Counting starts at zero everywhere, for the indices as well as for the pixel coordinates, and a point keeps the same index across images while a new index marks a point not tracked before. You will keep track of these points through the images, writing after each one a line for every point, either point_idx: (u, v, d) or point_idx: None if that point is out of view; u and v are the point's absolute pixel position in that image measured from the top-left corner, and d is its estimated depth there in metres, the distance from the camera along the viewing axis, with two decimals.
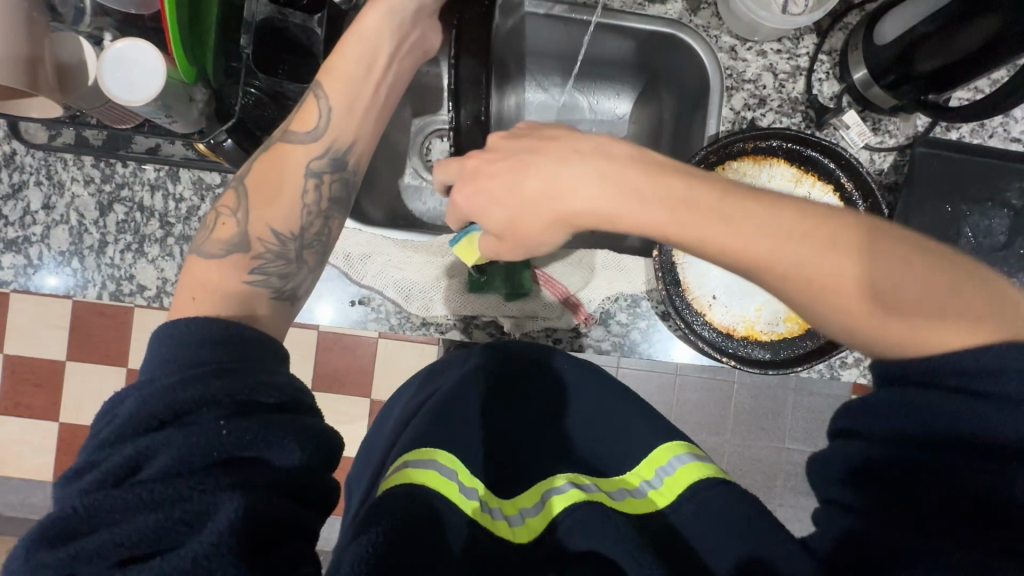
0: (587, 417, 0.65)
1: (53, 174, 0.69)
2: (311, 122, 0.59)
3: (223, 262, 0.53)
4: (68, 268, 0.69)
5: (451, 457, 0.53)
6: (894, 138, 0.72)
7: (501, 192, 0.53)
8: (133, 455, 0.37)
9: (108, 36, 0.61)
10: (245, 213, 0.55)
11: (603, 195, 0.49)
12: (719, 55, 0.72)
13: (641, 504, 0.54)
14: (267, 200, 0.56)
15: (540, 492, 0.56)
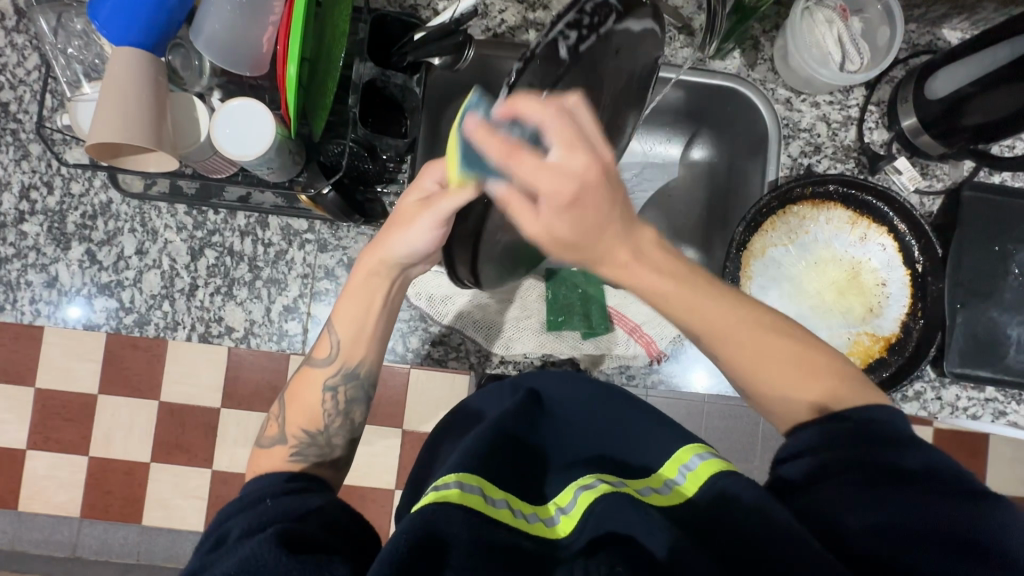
0: (598, 426, 0.62)
1: (147, 221, 0.72)
2: (423, 235, 0.55)
3: (300, 417, 0.59)
4: (159, 311, 0.72)
5: (472, 475, 0.49)
6: (941, 182, 0.77)
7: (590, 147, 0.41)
8: (217, 536, 0.46)
9: (217, 95, 0.65)
10: (286, 403, 0.60)
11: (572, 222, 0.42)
12: (776, 106, 0.77)
13: (670, 496, 0.48)
14: (267, 453, 0.58)
15: (572, 492, 0.52)
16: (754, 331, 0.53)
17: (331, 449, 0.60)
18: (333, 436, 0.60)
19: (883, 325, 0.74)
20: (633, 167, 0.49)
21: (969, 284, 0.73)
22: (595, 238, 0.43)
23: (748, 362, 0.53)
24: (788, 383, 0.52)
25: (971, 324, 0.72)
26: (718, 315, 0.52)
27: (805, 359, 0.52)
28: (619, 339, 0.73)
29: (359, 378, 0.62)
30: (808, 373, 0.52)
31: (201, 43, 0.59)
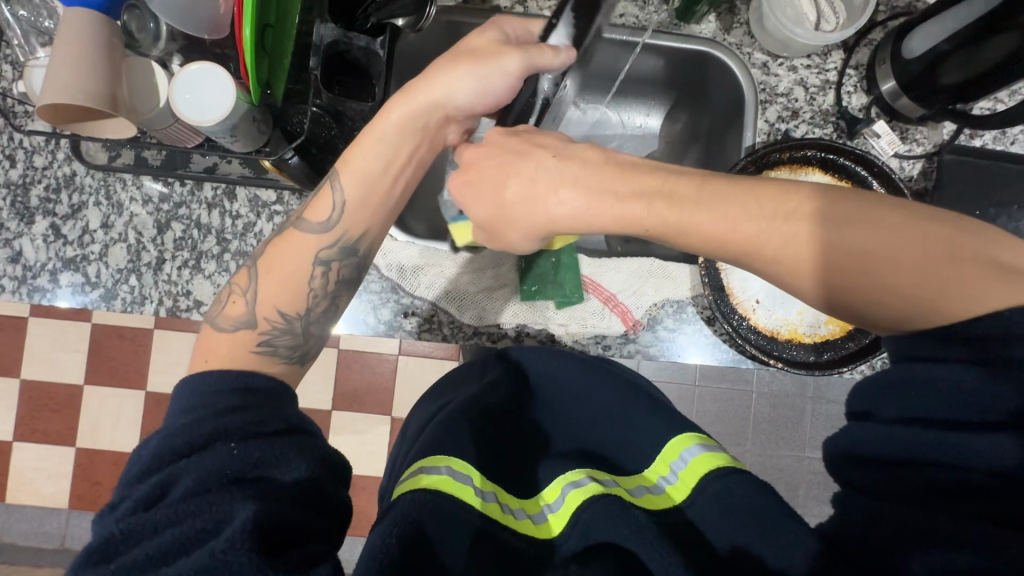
0: (586, 412, 0.61)
1: (112, 194, 0.71)
2: (500, 76, 0.60)
3: (288, 291, 0.56)
4: (126, 286, 0.70)
5: (466, 461, 0.48)
6: (921, 146, 0.75)
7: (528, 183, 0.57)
8: (158, 483, 0.40)
9: (176, 60, 0.63)
10: (276, 271, 0.56)
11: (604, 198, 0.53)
12: (753, 70, 0.75)
13: (662, 500, 0.47)
14: (221, 341, 0.54)
15: (560, 487, 0.51)
16: (828, 214, 0.44)
17: (305, 340, 0.57)
18: (309, 323, 0.57)
19: None
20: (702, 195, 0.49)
21: None
22: (687, 201, 0.49)
23: (848, 256, 0.43)
24: (958, 293, 0.39)
25: None
26: (837, 239, 0.43)
27: (920, 234, 0.41)
28: (595, 308, 0.72)
29: (356, 255, 0.60)
30: (929, 273, 0.40)
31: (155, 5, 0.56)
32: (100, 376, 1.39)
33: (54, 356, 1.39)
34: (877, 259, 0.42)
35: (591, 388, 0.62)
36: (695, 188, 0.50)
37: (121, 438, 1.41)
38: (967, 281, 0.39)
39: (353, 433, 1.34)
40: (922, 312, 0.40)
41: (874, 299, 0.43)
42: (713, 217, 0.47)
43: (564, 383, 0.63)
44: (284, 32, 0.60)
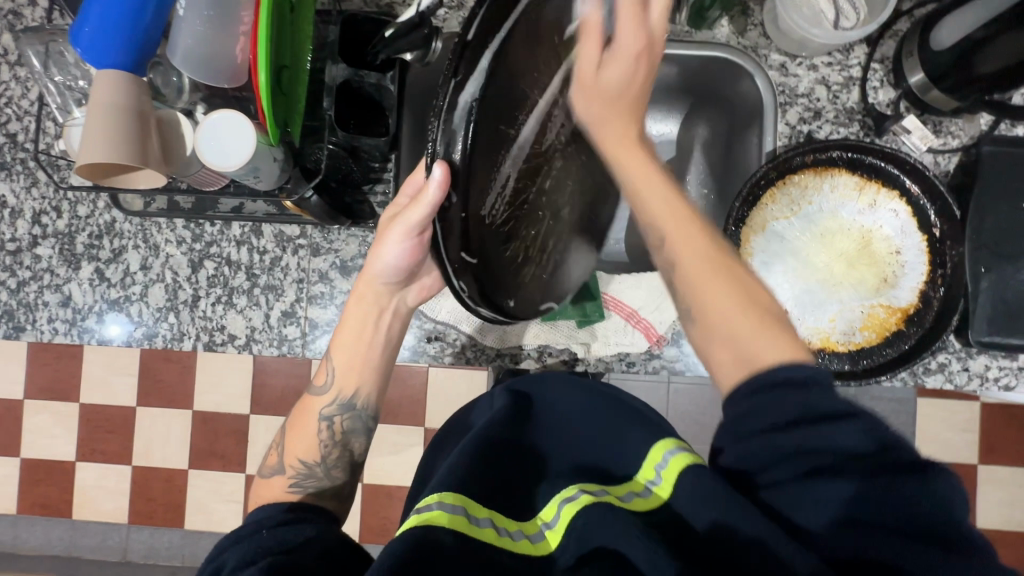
0: (591, 433, 0.60)
1: (149, 237, 0.75)
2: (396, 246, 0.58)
3: (368, 376, 0.63)
4: (165, 323, 0.74)
5: (455, 492, 0.48)
6: (958, 139, 0.72)
7: (598, 94, 0.53)
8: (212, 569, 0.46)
9: (201, 109, 0.66)
10: (362, 337, 0.63)
11: (592, 113, 0.53)
12: (770, 73, 0.73)
13: (650, 501, 0.49)
14: (302, 433, 0.61)
15: (555, 505, 0.52)
16: (706, 270, 0.51)
17: (330, 481, 0.61)
18: (331, 468, 0.61)
19: (900, 296, 0.70)
20: (621, 111, 0.54)
21: (994, 246, 0.69)
22: (621, 102, 0.54)
23: (700, 303, 0.50)
24: (764, 340, 0.47)
25: (999, 288, 0.69)
26: (694, 244, 0.51)
27: (751, 295, 0.50)
28: (617, 325, 0.71)
29: (356, 408, 0.62)
30: (759, 322, 0.48)
31: (177, 59, 0.59)
32: (150, 397, 1.47)
33: (108, 380, 1.47)
34: (738, 334, 0.48)
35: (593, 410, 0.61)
36: (595, 111, 0.53)
37: (172, 456, 1.48)
38: (763, 345, 0.47)
39: (390, 444, 1.38)
40: (744, 346, 0.48)
41: (736, 290, 0.50)
42: (631, 175, 0.53)
43: (566, 406, 0.62)
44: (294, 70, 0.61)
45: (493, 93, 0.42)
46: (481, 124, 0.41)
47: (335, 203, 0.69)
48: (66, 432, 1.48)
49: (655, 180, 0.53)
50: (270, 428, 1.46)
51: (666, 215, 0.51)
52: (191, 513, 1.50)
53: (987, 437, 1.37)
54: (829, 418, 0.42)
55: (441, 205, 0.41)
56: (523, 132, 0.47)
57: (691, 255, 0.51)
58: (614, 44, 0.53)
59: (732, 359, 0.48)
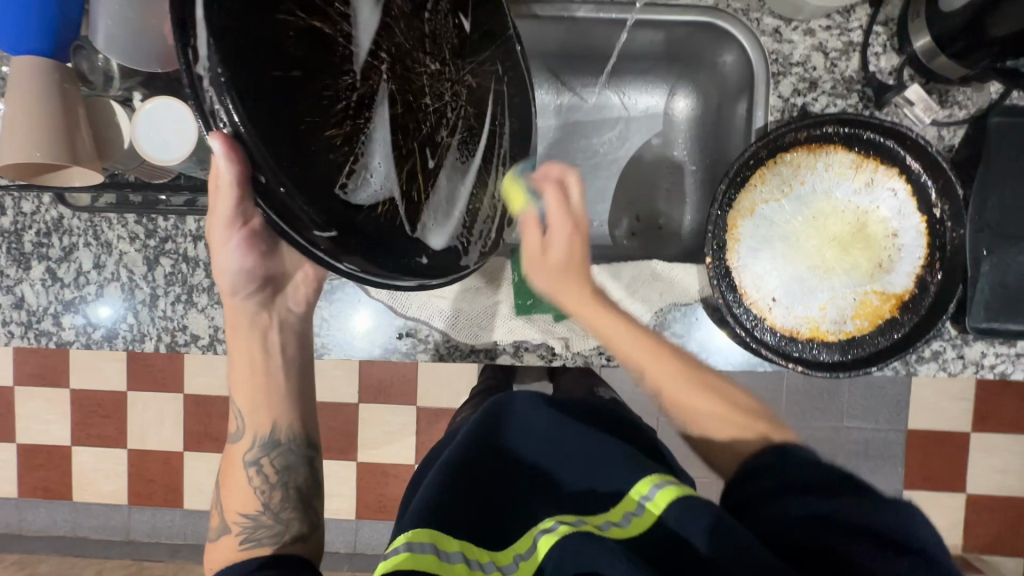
0: (559, 454, 0.57)
1: (100, 234, 0.70)
2: (229, 254, 0.50)
3: (284, 412, 0.60)
4: (124, 325, 0.71)
5: (423, 529, 0.48)
6: (964, 110, 0.66)
7: (543, 267, 0.63)
8: None
9: (139, 96, 0.60)
10: (256, 372, 0.59)
11: (548, 281, 0.63)
12: (762, 39, 0.67)
13: (630, 530, 0.46)
14: (234, 486, 0.59)
15: (532, 536, 0.49)
16: (647, 353, 0.61)
17: (284, 526, 0.59)
18: (280, 512, 0.59)
19: (895, 282, 0.66)
20: (569, 263, 0.63)
21: (998, 226, 0.65)
22: (571, 275, 0.63)
23: (630, 365, 0.61)
24: (684, 388, 0.60)
25: (1001, 272, 0.65)
26: (603, 322, 0.62)
27: (690, 376, 0.61)
28: None
29: (281, 444, 0.60)
30: (698, 386, 0.60)
31: (100, 44, 0.53)
32: (141, 382, 1.46)
33: (97, 366, 1.46)
34: (651, 375, 0.61)
35: (557, 437, 0.59)
36: (562, 244, 0.62)
37: (168, 439, 1.48)
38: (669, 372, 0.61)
39: (382, 425, 1.37)
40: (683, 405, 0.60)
41: (661, 368, 0.61)
42: (568, 281, 0.63)
43: (534, 425, 0.61)
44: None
45: (240, 17, 0.34)
46: (246, 68, 0.34)
47: None
48: (60, 418, 1.48)
49: (610, 316, 0.62)
50: None
51: (578, 304, 0.62)
52: (190, 494, 1.50)
53: (982, 404, 1.36)
54: (768, 466, 0.49)
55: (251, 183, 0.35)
56: (572, 207, 0.63)
57: (632, 357, 0.61)
58: (551, 231, 0.62)
59: (680, 410, 0.60)
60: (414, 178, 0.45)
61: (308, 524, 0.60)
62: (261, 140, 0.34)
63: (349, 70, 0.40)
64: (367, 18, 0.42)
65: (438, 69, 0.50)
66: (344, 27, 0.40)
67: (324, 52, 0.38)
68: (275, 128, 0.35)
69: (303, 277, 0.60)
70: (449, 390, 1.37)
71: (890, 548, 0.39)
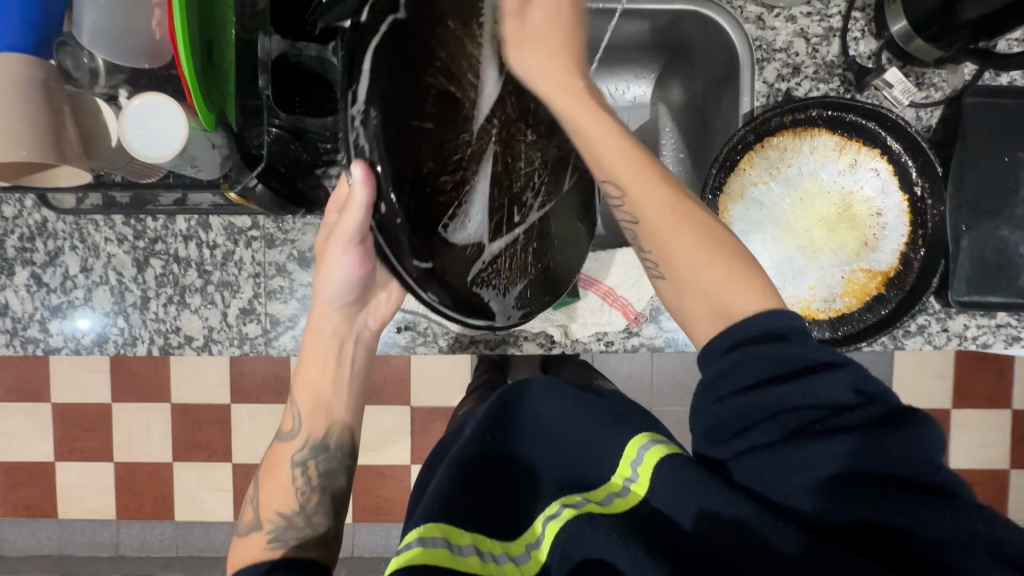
0: (568, 441, 0.59)
1: (87, 236, 0.69)
2: (345, 266, 0.54)
3: (338, 413, 0.62)
4: (115, 328, 0.69)
5: (435, 524, 0.51)
6: (940, 91, 0.69)
7: (531, 41, 0.50)
8: None
9: (123, 92, 0.59)
10: (327, 375, 0.60)
11: (540, 66, 0.51)
12: (746, 26, 0.68)
13: (627, 501, 0.50)
14: (276, 483, 0.60)
15: (539, 524, 0.54)
16: (668, 217, 0.52)
17: (312, 530, 0.59)
18: (313, 514, 0.59)
19: (880, 259, 0.69)
20: (560, 62, 0.52)
21: (975, 203, 0.68)
22: (560, 75, 0.52)
23: (659, 247, 0.52)
24: (714, 272, 0.51)
25: (979, 247, 0.67)
26: (655, 193, 0.52)
27: (704, 231, 0.52)
28: (593, 306, 0.69)
29: (329, 449, 0.61)
30: (714, 253, 0.51)
31: (84, 39, 0.52)
32: (126, 393, 1.43)
33: (79, 378, 1.42)
34: (684, 277, 0.52)
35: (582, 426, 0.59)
36: (542, 21, 0.51)
37: (156, 450, 1.45)
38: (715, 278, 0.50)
39: (377, 425, 1.36)
40: (717, 302, 0.50)
41: (690, 233, 0.51)
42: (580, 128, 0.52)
43: (552, 416, 0.62)
44: (219, 49, 0.54)
45: (393, 69, 0.42)
46: (391, 109, 0.42)
47: (285, 191, 0.63)
48: (41, 433, 1.44)
49: (603, 120, 0.52)
50: (254, 416, 1.43)
51: (617, 154, 0.52)
52: (181, 505, 1.47)
53: (959, 381, 1.40)
54: (794, 378, 0.45)
55: (371, 209, 0.44)
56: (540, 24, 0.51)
57: (637, 208, 0.52)
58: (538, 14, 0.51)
59: (706, 306, 0.51)
60: (501, 226, 0.52)
61: (332, 528, 0.60)
62: (389, 179, 0.43)
63: (468, 130, 0.47)
64: (489, 91, 0.49)
65: (536, 139, 0.55)
66: (472, 94, 0.48)
67: (455, 113, 0.47)
68: (403, 168, 0.43)
69: (386, 298, 0.62)
70: (443, 388, 1.36)
71: (896, 487, 0.41)
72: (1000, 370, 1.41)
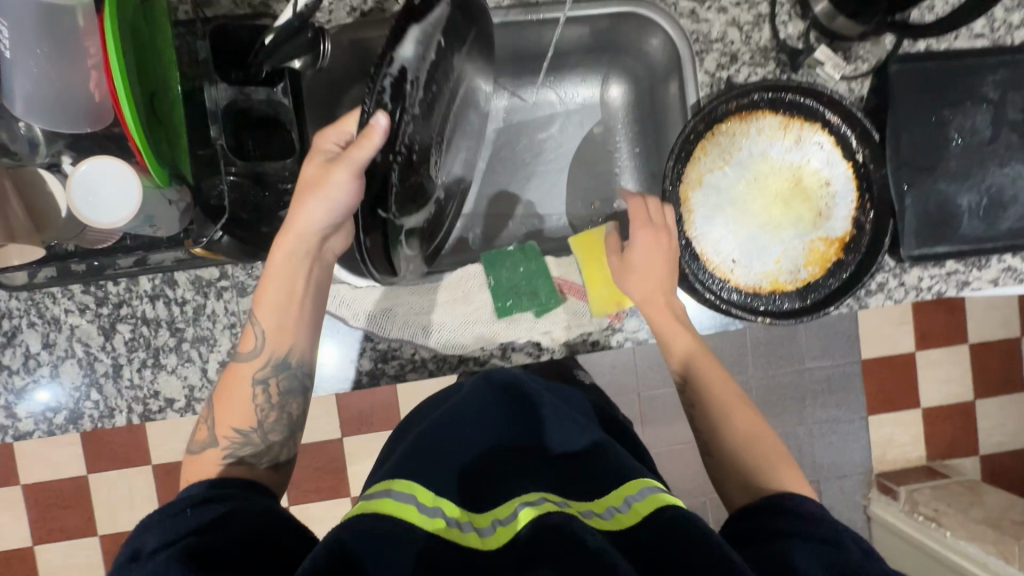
0: (568, 433, 0.57)
1: (45, 311, 0.66)
2: (340, 190, 0.52)
3: (302, 335, 0.58)
4: (89, 402, 0.67)
5: (407, 480, 0.47)
6: (866, 63, 0.73)
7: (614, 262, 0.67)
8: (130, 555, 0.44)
9: (68, 159, 0.56)
10: (291, 299, 0.57)
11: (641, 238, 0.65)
12: (681, 22, 0.71)
13: (607, 524, 0.45)
14: (231, 401, 0.56)
15: (512, 505, 0.47)
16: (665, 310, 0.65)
17: (270, 447, 0.56)
18: (269, 433, 0.56)
19: (835, 227, 0.73)
20: (656, 263, 0.65)
21: (912, 162, 0.72)
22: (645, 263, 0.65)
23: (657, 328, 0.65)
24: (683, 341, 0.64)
25: (922, 202, 0.72)
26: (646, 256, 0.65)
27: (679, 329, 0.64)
28: (576, 309, 0.70)
29: (291, 368, 0.57)
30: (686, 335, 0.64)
31: (18, 110, 0.50)
32: (102, 461, 1.36)
33: (49, 454, 1.35)
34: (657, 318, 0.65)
35: (575, 424, 0.58)
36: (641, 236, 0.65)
37: (142, 515, 1.39)
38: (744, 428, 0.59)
39: (371, 454, 1.34)
40: (696, 359, 0.64)
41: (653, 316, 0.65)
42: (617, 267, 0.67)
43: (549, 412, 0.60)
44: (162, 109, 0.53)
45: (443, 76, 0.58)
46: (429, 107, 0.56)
47: (251, 238, 0.63)
48: (15, 518, 1.36)
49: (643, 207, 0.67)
50: None
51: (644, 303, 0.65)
52: None
53: (918, 324, 1.49)
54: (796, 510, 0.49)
55: (377, 153, 0.49)
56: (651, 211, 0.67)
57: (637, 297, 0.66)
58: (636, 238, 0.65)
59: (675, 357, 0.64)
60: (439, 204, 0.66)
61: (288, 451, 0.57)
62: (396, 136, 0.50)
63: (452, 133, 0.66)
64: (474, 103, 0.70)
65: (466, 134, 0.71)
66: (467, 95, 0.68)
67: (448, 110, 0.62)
68: (419, 140, 0.55)
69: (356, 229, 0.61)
70: None
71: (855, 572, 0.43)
72: (954, 309, 1.49)
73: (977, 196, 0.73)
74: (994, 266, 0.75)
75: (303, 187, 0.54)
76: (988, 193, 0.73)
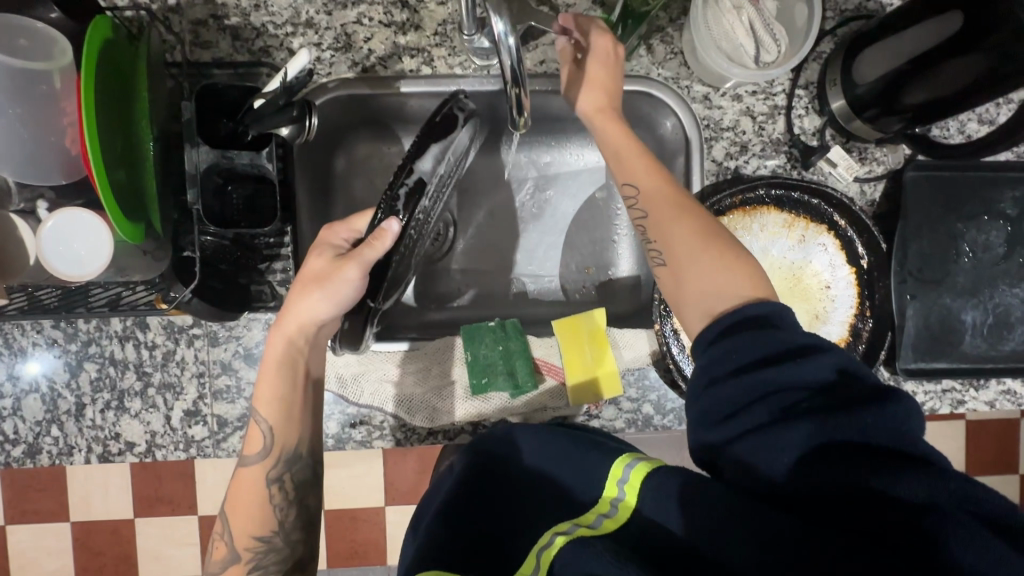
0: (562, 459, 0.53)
1: (13, 341, 0.65)
2: (347, 287, 0.54)
3: (307, 425, 0.57)
4: (49, 438, 0.65)
5: (427, 573, 0.46)
6: (881, 165, 0.70)
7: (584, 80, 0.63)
8: None
9: (42, 204, 0.55)
10: (292, 394, 0.56)
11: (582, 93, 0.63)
12: (693, 106, 0.69)
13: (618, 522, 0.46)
14: (241, 507, 0.55)
15: (534, 558, 0.48)
16: (658, 195, 0.57)
17: (291, 549, 0.55)
18: (291, 533, 0.55)
19: (831, 332, 0.69)
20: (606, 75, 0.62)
21: (919, 273, 0.69)
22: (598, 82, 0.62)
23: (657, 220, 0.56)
24: (713, 275, 0.51)
25: (924, 315, 0.69)
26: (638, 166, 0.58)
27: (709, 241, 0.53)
28: (552, 391, 0.68)
29: (303, 458, 0.57)
30: (720, 253, 0.52)
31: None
32: None
33: None
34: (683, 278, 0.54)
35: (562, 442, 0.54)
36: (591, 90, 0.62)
37: None
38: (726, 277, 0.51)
39: None
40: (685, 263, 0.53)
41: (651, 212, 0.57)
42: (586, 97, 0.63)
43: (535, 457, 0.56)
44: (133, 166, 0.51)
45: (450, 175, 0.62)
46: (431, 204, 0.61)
47: (223, 291, 0.62)
48: None
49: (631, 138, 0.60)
50: None
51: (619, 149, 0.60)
52: None
53: None
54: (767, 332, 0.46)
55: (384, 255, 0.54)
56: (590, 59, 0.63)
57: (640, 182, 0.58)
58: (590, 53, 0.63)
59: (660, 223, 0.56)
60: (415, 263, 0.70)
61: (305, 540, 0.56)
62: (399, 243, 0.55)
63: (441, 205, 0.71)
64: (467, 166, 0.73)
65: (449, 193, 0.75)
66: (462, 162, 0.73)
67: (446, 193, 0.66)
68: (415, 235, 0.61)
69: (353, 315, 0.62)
70: None
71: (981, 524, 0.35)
72: None
73: (983, 315, 0.70)
74: (992, 388, 0.73)
75: (304, 286, 0.54)
76: (994, 313, 0.70)
